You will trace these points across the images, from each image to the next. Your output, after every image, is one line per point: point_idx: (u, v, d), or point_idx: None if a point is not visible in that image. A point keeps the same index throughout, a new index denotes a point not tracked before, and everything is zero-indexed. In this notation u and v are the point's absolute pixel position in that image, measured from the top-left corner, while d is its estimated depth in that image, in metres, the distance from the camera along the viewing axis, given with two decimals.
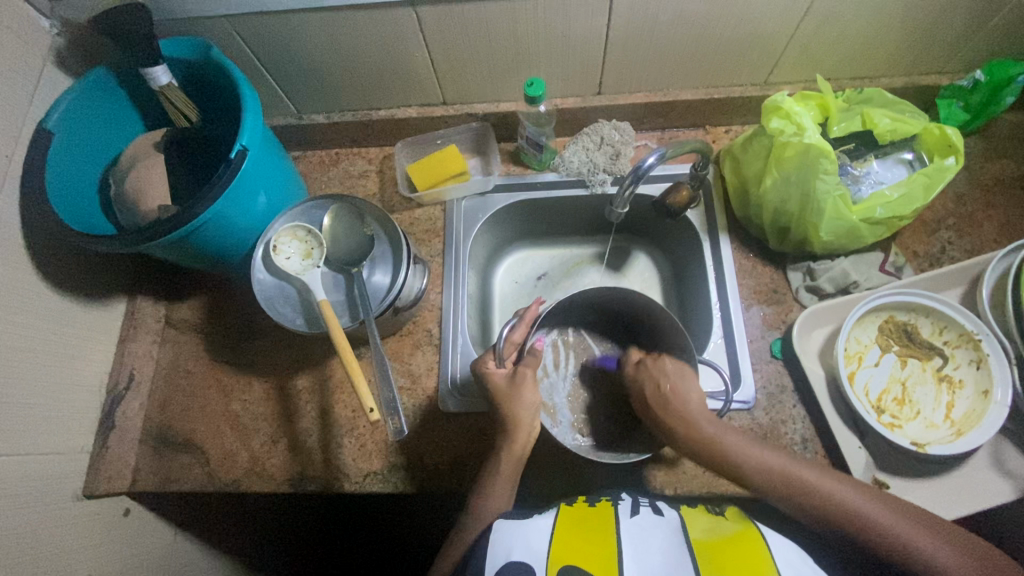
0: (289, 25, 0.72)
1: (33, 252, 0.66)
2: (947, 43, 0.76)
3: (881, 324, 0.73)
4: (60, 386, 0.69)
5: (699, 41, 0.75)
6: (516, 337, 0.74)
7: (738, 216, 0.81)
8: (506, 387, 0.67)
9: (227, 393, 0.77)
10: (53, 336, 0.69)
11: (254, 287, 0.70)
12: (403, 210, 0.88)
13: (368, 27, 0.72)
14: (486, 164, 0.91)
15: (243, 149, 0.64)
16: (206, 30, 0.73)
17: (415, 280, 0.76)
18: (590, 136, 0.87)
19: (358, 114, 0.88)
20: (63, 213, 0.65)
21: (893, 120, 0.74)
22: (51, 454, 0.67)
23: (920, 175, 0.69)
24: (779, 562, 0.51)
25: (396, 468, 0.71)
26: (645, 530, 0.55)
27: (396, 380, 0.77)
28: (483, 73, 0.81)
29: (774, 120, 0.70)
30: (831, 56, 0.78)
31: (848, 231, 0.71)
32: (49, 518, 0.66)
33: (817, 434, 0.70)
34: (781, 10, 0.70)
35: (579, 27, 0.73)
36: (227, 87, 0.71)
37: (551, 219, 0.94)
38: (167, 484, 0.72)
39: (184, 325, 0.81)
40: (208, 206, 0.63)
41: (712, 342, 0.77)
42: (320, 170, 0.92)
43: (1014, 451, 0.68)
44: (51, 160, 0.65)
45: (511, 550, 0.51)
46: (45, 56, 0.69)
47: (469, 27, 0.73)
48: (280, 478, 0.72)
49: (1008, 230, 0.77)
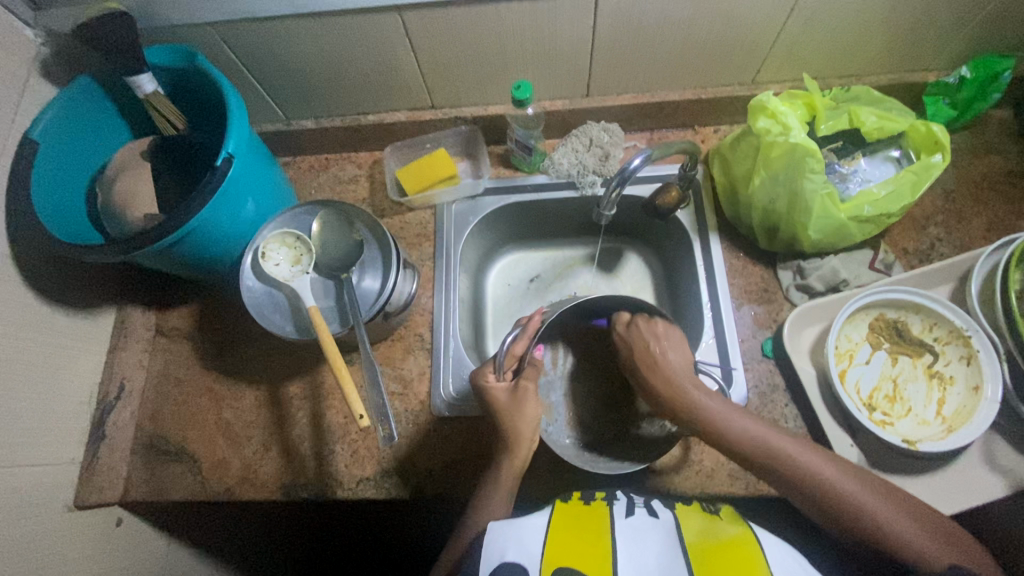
0: (274, 31, 0.71)
1: (19, 263, 0.66)
2: (932, 40, 0.77)
3: (871, 322, 0.73)
4: (50, 397, 0.69)
5: (685, 41, 0.75)
6: (517, 349, 0.71)
7: (729, 216, 0.82)
8: (507, 402, 0.66)
9: (219, 402, 0.77)
10: (42, 347, 0.68)
11: (243, 295, 0.69)
12: (393, 214, 0.87)
13: (353, 33, 0.72)
14: (476, 167, 0.91)
15: (229, 156, 0.64)
16: (191, 37, 0.73)
17: (405, 284, 0.75)
18: (579, 137, 0.87)
19: (346, 119, 0.88)
20: (49, 224, 0.64)
21: (880, 118, 0.74)
22: (41, 465, 0.67)
23: (908, 172, 0.69)
24: (771, 564, 0.50)
25: (389, 474, 0.71)
26: (640, 531, 0.55)
27: (387, 385, 0.77)
28: (470, 77, 0.81)
29: (761, 119, 0.70)
30: (817, 54, 0.78)
31: (838, 229, 0.71)
32: (40, 530, 0.65)
33: (810, 433, 0.70)
34: (766, 10, 0.70)
35: (565, 30, 0.73)
36: (213, 94, 0.71)
37: (541, 221, 0.94)
38: (158, 494, 0.72)
39: (175, 333, 0.81)
40: (195, 214, 0.63)
41: (703, 342, 0.77)
42: (310, 175, 0.91)
43: (1005, 447, 0.68)
44: (37, 170, 0.64)
45: (505, 551, 0.50)
46: (30, 66, 0.69)
47: (455, 31, 0.73)
48: (272, 486, 0.72)
49: (997, 226, 0.77)
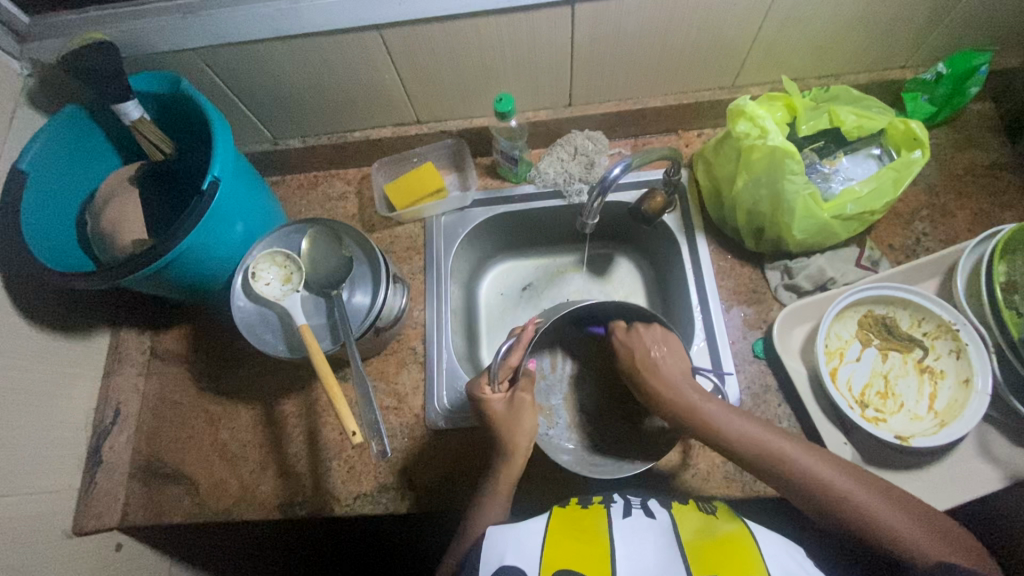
0: (256, 55, 0.72)
1: (9, 289, 0.66)
2: (907, 39, 0.78)
3: (860, 319, 0.74)
4: (46, 425, 0.69)
5: (663, 48, 0.76)
6: (513, 360, 0.69)
7: (713, 217, 0.83)
8: (504, 412, 0.66)
9: (215, 423, 0.77)
10: (35, 375, 0.69)
11: (234, 315, 0.69)
12: (383, 229, 0.88)
13: (334, 52, 0.73)
14: (464, 180, 0.92)
15: (215, 180, 0.65)
16: (176, 65, 0.74)
17: (395, 298, 0.76)
18: (564, 146, 0.88)
19: (332, 137, 0.89)
20: (42, 253, 0.65)
21: (859, 117, 0.75)
22: (38, 493, 0.67)
23: (889, 169, 0.70)
24: (768, 564, 0.50)
25: (387, 489, 0.71)
26: (638, 533, 0.54)
27: (382, 400, 0.77)
28: (454, 90, 0.82)
29: (740, 123, 0.70)
30: (793, 57, 0.80)
31: (821, 228, 0.72)
32: (37, 557, 0.65)
33: (804, 433, 0.70)
34: (741, 15, 0.71)
35: (544, 41, 0.74)
36: (198, 117, 0.72)
37: (531, 231, 0.94)
38: (156, 518, 0.72)
39: (169, 356, 0.81)
40: (183, 237, 0.63)
41: (695, 344, 0.77)
42: (298, 194, 0.92)
43: (998, 438, 0.68)
44: (26, 199, 0.65)
45: (504, 555, 0.51)
46: (17, 97, 0.70)
47: (435, 47, 0.73)
48: (270, 505, 0.72)
49: (982, 219, 0.78)
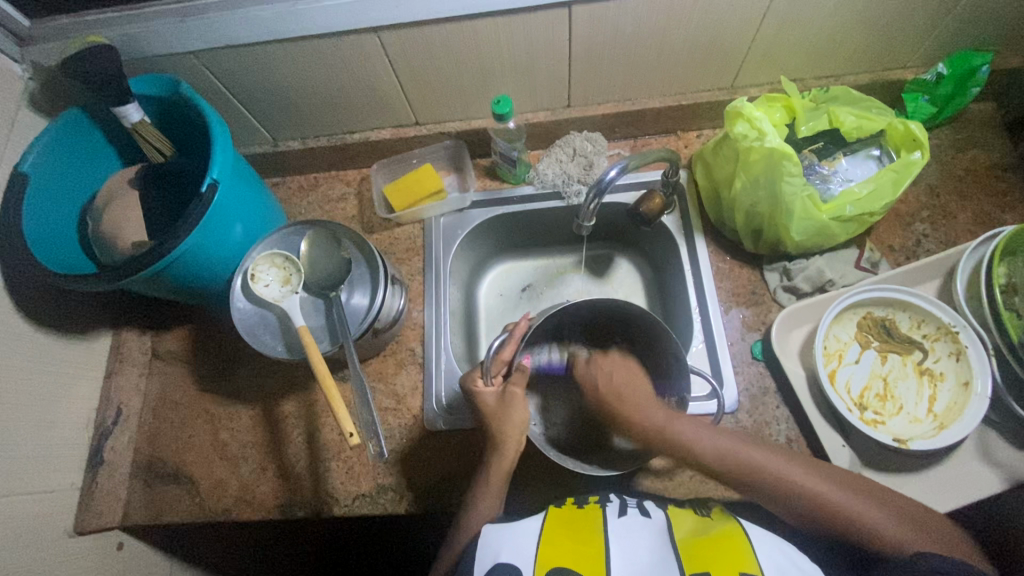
0: (254, 58, 0.73)
1: (11, 293, 0.67)
2: (907, 40, 0.77)
3: (859, 321, 0.73)
4: (48, 425, 0.69)
5: (661, 50, 0.76)
6: (505, 354, 0.70)
7: (713, 218, 0.82)
8: (495, 405, 0.66)
9: (216, 423, 0.78)
10: (36, 376, 0.69)
11: (233, 316, 0.69)
12: (382, 230, 0.88)
13: (333, 55, 0.73)
14: (463, 181, 0.92)
15: (213, 182, 0.65)
16: (176, 68, 0.74)
17: (393, 299, 0.76)
18: (562, 148, 0.88)
19: (332, 138, 0.89)
20: (41, 253, 0.66)
21: (859, 117, 0.75)
22: (39, 492, 0.67)
23: (888, 171, 0.70)
24: (763, 562, 0.50)
25: (386, 489, 0.71)
26: (633, 531, 0.55)
27: (380, 400, 0.77)
28: (452, 92, 0.82)
29: (738, 124, 0.70)
30: (792, 59, 0.79)
31: (819, 230, 0.71)
32: (38, 556, 0.66)
33: (803, 435, 0.69)
34: (738, 16, 0.71)
35: (542, 43, 0.74)
36: (197, 120, 0.72)
37: (529, 232, 0.94)
38: (157, 518, 0.72)
39: (170, 356, 0.82)
40: (182, 239, 0.63)
41: (694, 346, 0.77)
42: (298, 196, 0.92)
43: (999, 441, 0.68)
44: (28, 201, 0.66)
45: (498, 554, 0.51)
46: (18, 100, 0.71)
47: (433, 49, 0.74)
48: (269, 505, 0.72)
49: (983, 220, 0.78)
